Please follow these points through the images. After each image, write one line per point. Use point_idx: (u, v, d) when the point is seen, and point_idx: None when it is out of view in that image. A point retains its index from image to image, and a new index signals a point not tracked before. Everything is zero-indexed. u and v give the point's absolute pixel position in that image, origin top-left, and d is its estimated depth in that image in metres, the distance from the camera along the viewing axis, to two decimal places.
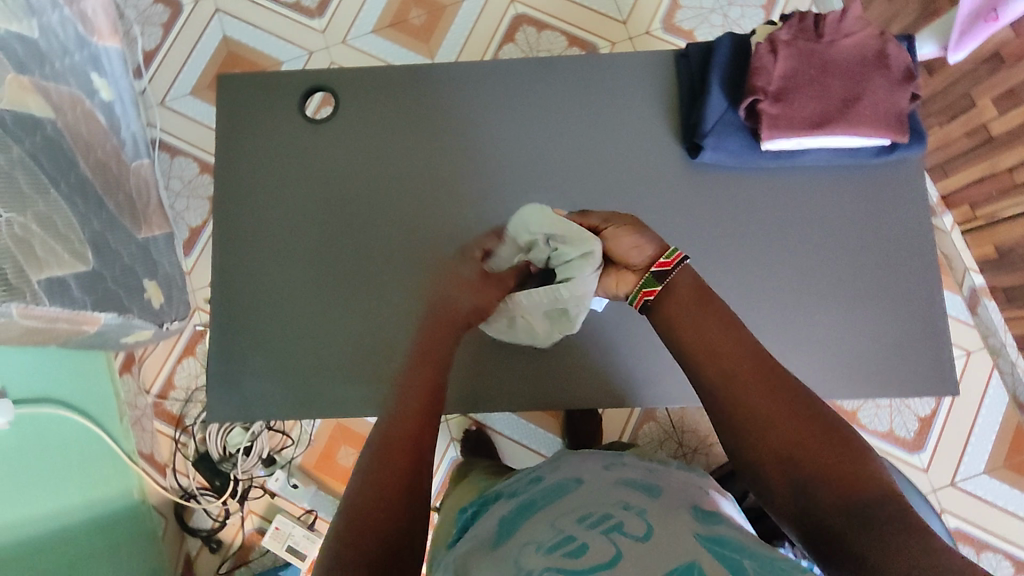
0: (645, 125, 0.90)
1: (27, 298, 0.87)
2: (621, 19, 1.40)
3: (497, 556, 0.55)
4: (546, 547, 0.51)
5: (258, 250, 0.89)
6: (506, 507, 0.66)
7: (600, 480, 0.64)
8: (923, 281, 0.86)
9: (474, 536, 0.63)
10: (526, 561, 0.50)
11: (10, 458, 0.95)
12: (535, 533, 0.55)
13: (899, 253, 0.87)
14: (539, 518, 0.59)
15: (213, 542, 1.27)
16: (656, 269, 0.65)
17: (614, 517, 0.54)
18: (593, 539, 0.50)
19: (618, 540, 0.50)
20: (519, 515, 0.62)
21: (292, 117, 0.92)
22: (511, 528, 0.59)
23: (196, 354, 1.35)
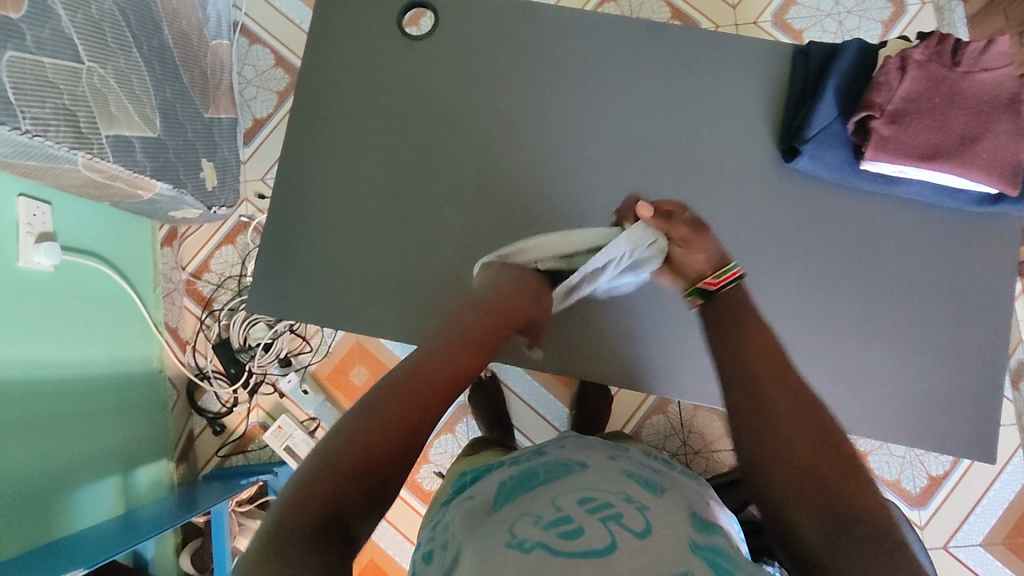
0: (737, 118, 0.86)
1: (93, 150, 0.89)
2: (731, 2, 1.34)
3: (491, 521, 0.54)
4: (544, 522, 0.50)
5: (324, 156, 0.89)
6: (506, 475, 0.66)
7: (604, 468, 0.62)
8: (983, 341, 0.83)
9: (470, 500, 0.63)
10: (519, 532, 0.50)
11: (49, 298, 0.98)
12: (532, 506, 0.54)
13: (965, 307, 0.83)
14: (539, 490, 0.58)
15: (217, 425, 1.28)
16: (701, 287, 0.70)
17: (614, 507, 0.52)
18: (592, 523, 0.49)
19: (615, 531, 0.48)
20: (519, 483, 0.61)
21: (385, 29, 0.90)
22: (509, 495, 0.59)
23: (235, 244, 1.34)
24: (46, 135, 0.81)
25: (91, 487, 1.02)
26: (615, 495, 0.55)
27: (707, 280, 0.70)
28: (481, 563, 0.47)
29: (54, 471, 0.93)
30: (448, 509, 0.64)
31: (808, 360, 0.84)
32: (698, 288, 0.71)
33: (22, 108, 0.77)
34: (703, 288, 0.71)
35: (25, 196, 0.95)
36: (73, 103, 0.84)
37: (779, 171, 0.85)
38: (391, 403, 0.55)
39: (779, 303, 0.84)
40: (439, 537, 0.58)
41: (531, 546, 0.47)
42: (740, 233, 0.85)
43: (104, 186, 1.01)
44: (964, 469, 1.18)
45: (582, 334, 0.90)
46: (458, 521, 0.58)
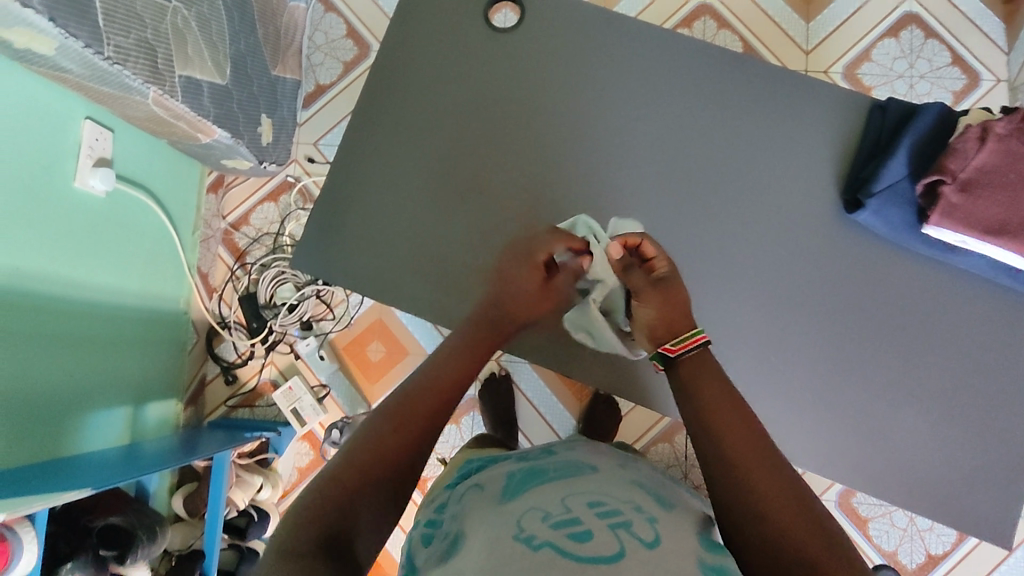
0: (803, 162, 0.86)
1: (166, 88, 0.91)
2: (805, 48, 1.34)
3: (498, 512, 0.55)
4: (552, 521, 0.50)
5: (387, 131, 0.90)
6: (514, 468, 0.66)
7: (614, 475, 0.62)
8: (1012, 426, 0.82)
9: (477, 489, 0.63)
10: (527, 528, 0.50)
11: (96, 223, 1.00)
12: (541, 503, 0.54)
13: (999, 389, 0.82)
14: (548, 488, 0.58)
15: (229, 375, 1.30)
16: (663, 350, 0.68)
17: (623, 514, 0.52)
18: (601, 529, 0.49)
19: (624, 538, 0.48)
20: (529, 478, 0.61)
21: (467, 18, 0.91)
22: (519, 488, 0.59)
23: (277, 202, 1.36)
24: (125, 64, 0.83)
25: (103, 414, 1.03)
26: (625, 503, 0.55)
27: (666, 345, 0.68)
28: (486, 553, 0.48)
29: (74, 393, 0.95)
30: (454, 495, 0.65)
31: (833, 412, 0.84)
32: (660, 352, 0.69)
33: (108, 35, 0.78)
34: (663, 352, 0.68)
35: (92, 120, 0.97)
36: (155, 38, 0.86)
37: (837, 221, 0.85)
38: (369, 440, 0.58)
39: (813, 350, 0.84)
40: (443, 523, 0.59)
41: (539, 542, 0.47)
42: (787, 275, 0.85)
43: (168, 124, 1.03)
44: (965, 552, 1.16)
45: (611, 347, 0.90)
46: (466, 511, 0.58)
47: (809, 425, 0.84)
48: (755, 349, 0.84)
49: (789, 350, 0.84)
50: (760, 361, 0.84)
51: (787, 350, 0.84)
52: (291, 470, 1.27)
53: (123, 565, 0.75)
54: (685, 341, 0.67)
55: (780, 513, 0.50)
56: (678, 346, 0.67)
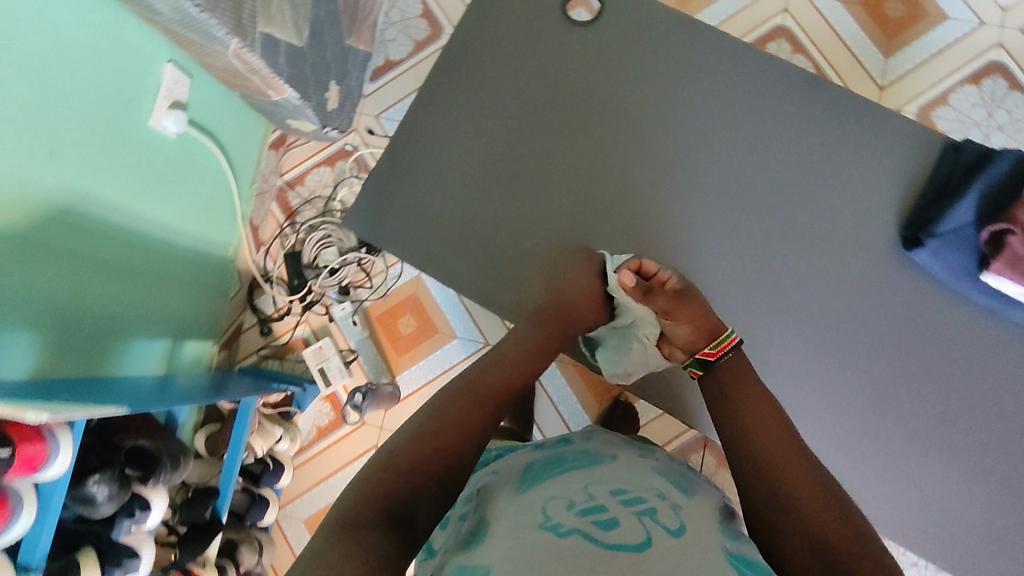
0: (863, 194, 0.85)
1: (246, 42, 0.94)
2: (880, 83, 1.31)
3: (520, 499, 0.56)
4: (577, 508, 0.52)
5: (452, 109, 0.91)
6: (532, 455, 0.67)
7: (633, 463, 0.64)
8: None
9: (495, 474, 0.64)
10: (553, 517, 0.51)
11: (163, 162, 1.04)
12: (564, 489, 0.56)
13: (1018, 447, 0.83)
14: (569, 476, 0.59)
15: (265, 326, 1.34)
16: (701, 356, 0.75)
17: (647, 501, 0.54)
18: (626, 517, 0.50)
19: (650, 528, 0.50)
20: (549, 465, 0.63)
21: (545, 10, 0.92)
22: (539, 475, 0.61)
23: (332, 167, 1.40)
24: (213, 13, 0.86)
25: (145, 343, 1.07)
26: (649, 491, 0.56)
27: (706, 350, 0.75)
28: (512, 543, 0.49)
29: (119, 320, 0.99)
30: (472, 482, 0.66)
31: (850, 445, 0.84)
32: (698, 357, 0.75)
33: None
34: (702, 358, 0.75)
35: (173, 64, 1.01)
36: None
37: (886, 257, 0.84)
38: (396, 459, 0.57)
39: (842, 381, 0.84)
40: (459, 508, 0.60)
41: (566, 530, 0.49)
42: (827, 303, 0.85)
43: (243, 77, 1.06)
44: None
45: None
46: (485, 495, 0.59)
47: (825, 455, 0.84)
48: (785, 373, 0.84)
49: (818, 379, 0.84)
50: (789, 386, 0.84)
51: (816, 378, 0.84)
52: (310, 427, 1.30)
53: (145, 487, 0.79)
54: (720, 344, 0.74)
55: (809, 506, 0.55)
56: (717, 349, 0.74)
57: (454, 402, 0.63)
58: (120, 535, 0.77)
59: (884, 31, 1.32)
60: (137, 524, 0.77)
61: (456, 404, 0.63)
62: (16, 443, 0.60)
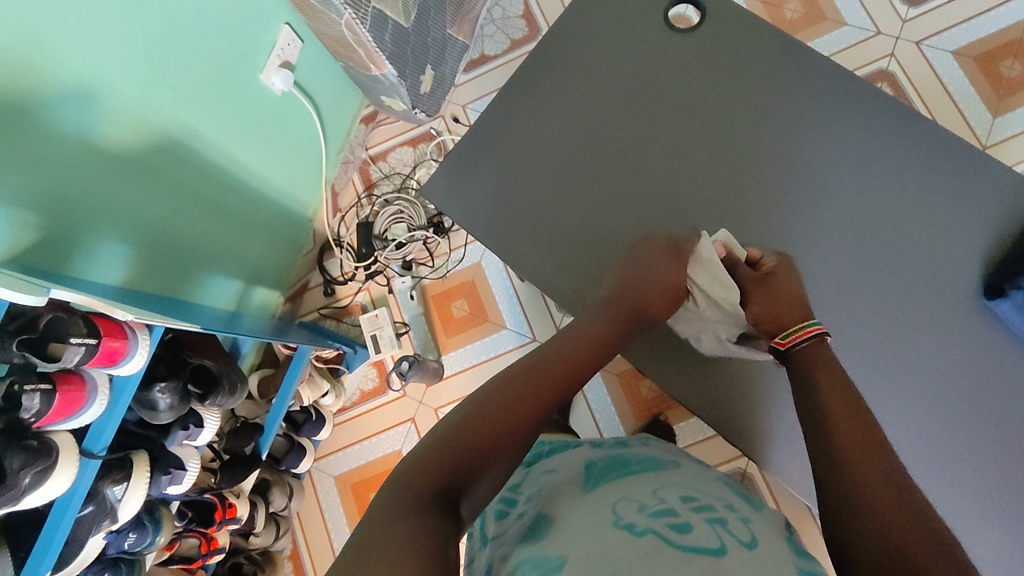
0: (946, 240, 0.82)
1: (360, 13, 1.00)
2: (984, 141, 1.26)
3: (587, 498, 0.57)
4: (649, 511, 0.52)
5: (541, 101, 0.95)
6: (593, 456, 0.68)
7: (697, 473, 0.64)
8: None
9: (557, 474, 0.66)
10: (624, 516, 0.51)
11: (264, 116, 1.11)
12: (632, 492, 0.56)
13: None
14: (635, 480, 0.60)
15: (329, 288, 1.41)
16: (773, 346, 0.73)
17: (718, 511, 0.53)
18: (699, 523, 0.50)
19: (724, 537, 0.48)
20: (614, 469, 0.64)
21: (646, 17, 0.94)
22: (603, 477, 0.62)
23: (416, 148, 1.46)
24: None
25: (221, 280, 1.14)
26: (717, 500, 0.56)
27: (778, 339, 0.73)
28: (584, 534, 0.50)
29: (202, 257, 1.06)
30: (530, 478, 0.68)
31: None
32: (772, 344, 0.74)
33: None
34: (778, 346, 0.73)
35: (289, 27, 1.08)
36: None
37: (966, 306, 0.81)
38: (416, 466, 0.55)
39: (901, 427, 0.80)
40: (519, 505, 0.63)
41: (641, 530, 0.49)
42: (895, 345, 0.82)
43: (349, 48, 1.12)
44: None
45: None
46: (549, 493, 0.62)
47: None
48: None
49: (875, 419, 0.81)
50: None
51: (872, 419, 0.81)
52: (355, 389, 1.36)
53: (202, 405, 0.85)
54: (795, 333, 0.71)
55: (874, 496, 0.49)
56: (786, 341, 0.71)
57: (499, 387, 0.62)
58: (172, 444, 0.83)
59: (996, 91, 1.26)
60: (189, 438, 0.84)
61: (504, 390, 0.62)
62: (102, 336, 0.66)
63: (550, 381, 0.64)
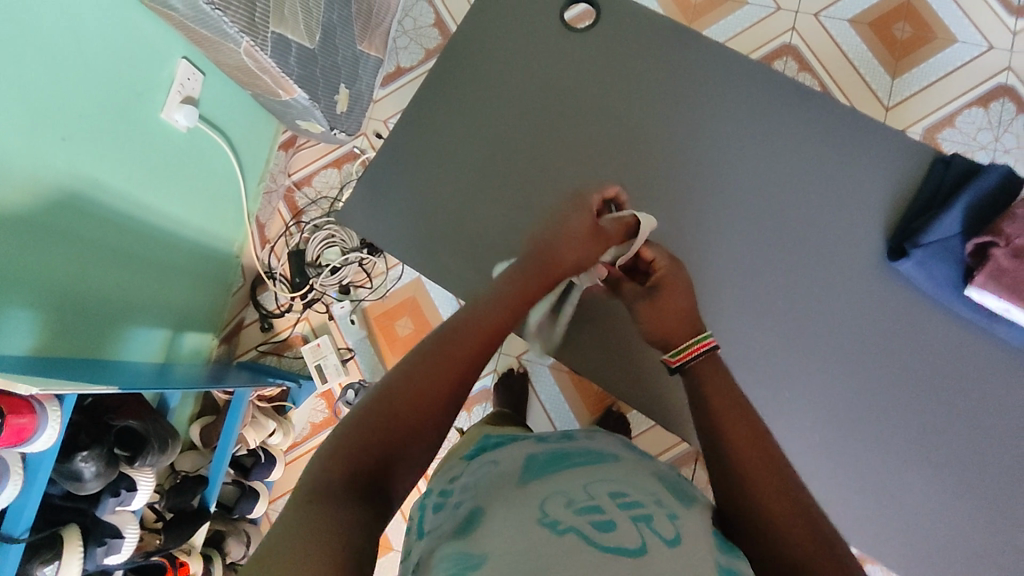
0: (853, 207, 0.85)
1: (258, 41, 0.96)
2: (886, 103, 1.31)
3: (520, 492, 0.57)
4: (576, 507, 0.51)
5: (451, 112, 0.94)
6: (535, 449, 0.68)
7: (637, 467, 0.64)
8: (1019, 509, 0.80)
9: (497, 467, 0.65)
10: (551, 513, 0.51)
11: (171, 154, 1.06)
12: (565, 487, 0.56)
13: (1013, 469, 0.80)
14: (570, 472, 0.59)
15: (266, 322, 1.37)
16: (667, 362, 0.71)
17: (646, 506, 0.53)
18: (624, 521, 0.49)
19: (647, 534, 0.48)
20: (553, 461, 0.63)
21: (547, 19, 0.94)
22: (542, 470, 0.61)
23: (340, 169, 1.43)
24: (226, 12, 0.88)
25: (144, 332, 1.09)
26: (648, 496, 0.55)
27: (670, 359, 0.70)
28: (513, 532, 0.49)
29: (120, 308, 1.01)
30: (471, 470, 0.67)
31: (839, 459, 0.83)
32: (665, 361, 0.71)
33: None
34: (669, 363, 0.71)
35: (186, 61, 1.04)
36: None
37: (878, 269, 0.84)
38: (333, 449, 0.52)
39: (832, 394, 0.84)
40: (455, 497, 0.62)
41: (564, 529, 0.48)
42: (817, 315, 0.85)
43: (253, 76, 1.09)
44: None
45: (626, 353, 0.92)
46: (486, 486, 0.61)
47: (811, 470, 0.83)
48: (774, 382, 0.84)
49: (808, 390, 0.84)
50: (772, 394, 0.84)
51: (804, 391, 0.84)
52: (304, 424, 1.32)
53: (132, 468, 0.82)
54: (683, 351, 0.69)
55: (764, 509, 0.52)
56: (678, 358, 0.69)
57: (395, 379, 0.58)
58: (104, 512, 0.79)
59: (890, 53, 1.32)
60: (122, 503, 0.81)
61: (410, 375, 0.58)
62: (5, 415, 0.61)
63: (459, 357, 0.60)
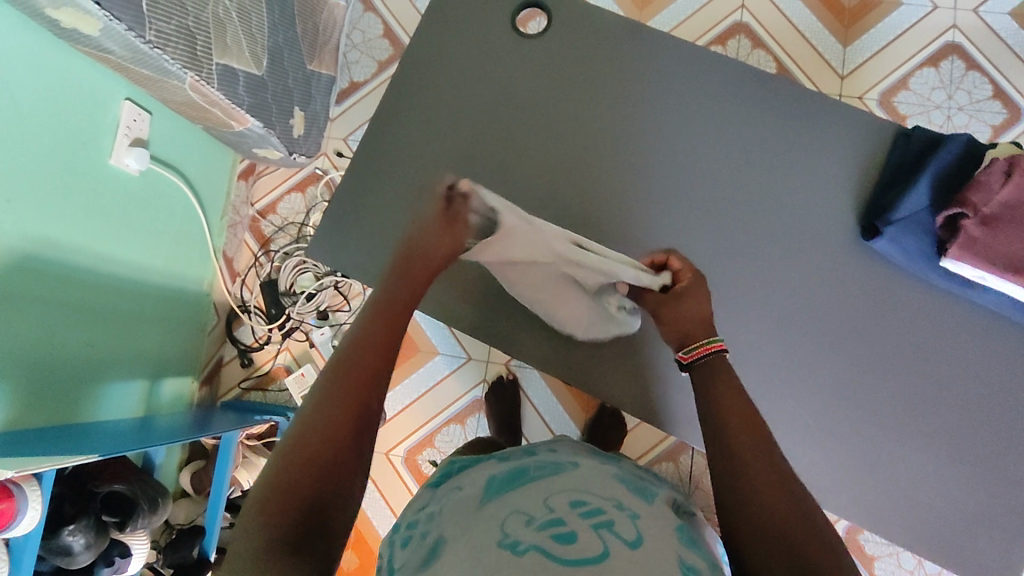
0: (821, 187, 0.86)
1: (203, 74, 0.93)
2: (841, 72, 1.32)
3: (482, 514, 0.56)
4: (536, 524, 0.51)
5: (412, 131, 0.92)
6: (497, 468, 0.67)
7: (596, 471, 0.64)
8: (1012, 465, 0.82)
9: (461, 491, 0.65)
10: (512, 533, 0.50)
11: (126, 200, 1.03)
12: (524, 503, 0.56)
13: (1001, 427, 0.82)
14: (530, 488, 0.59)
15: (246, 357, 1.34)
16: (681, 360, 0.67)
17: (606, 513, 0.53)
18: (584, 529, 0.50)
19: (607, 540, 0.49)
20: (513, 478, 0.63)
21: (498, 27, 0.92)
22: (503, 488, 0.61)
23: (304, 193, 1.40)
24: (165, 49, 0.85)
25: (119, 386, 1.06)
26: (607, 502, 0.56)
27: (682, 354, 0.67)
28: (475, 560, 0.48)
29: (91, 365, 0.98)
30: (436, 498, 0.67)
31: (834, 438, 0.84)
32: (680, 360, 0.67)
33: (150, 20, 0.81)
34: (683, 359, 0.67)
35: (131, 101, 1.00)
36: (195, 26, 0.88)
37: (851, 246, 0.85)
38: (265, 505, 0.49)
39: (818, 375, 0.85)
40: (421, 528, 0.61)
41: (524, 548, 0.48)
42: (797, 298, 0.85)
43: (203, 110, 1.06)
44: None
45: (618, 357, 0.91)
46: (448, 510, 0.61)
47: (807, 451, 0.84)
48: (765, 370, 0.85)
49: (795, 373, 0.85)
50: (763, 382, 0.85)
51: (792, 374, 0.85)
52: None
53: (123, 533, 0.80)
54: (700, 348, 0.65)
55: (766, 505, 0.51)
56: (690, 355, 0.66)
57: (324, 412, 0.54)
58: None
59: (840, 22, 1.33)
60: (117, 572, 0.78)
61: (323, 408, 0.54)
62: None
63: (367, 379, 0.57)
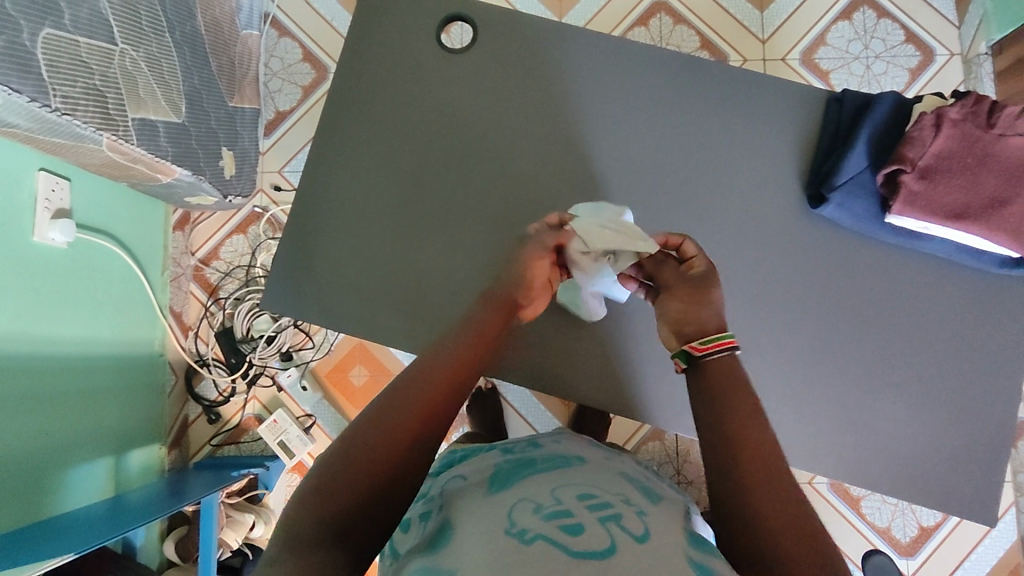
0: (762, 160, 0.88)
1: (119, 133, 0.89)
2: (761, 37, 1.35)
3: (488, 502, 0.56)
4: (544, 513, 0.51)
5: (350, 160, 0.90)
6: (501, 459, 0.67)
7: (603, 468, 0.64)
8: (978, 398, 0.85)
9: (464, 480, 0.65)
10: (518, 521, 0.50)
11: (58, 274, 0.97)
12: (531, 493, 0.56)
13: (963, 363, 0.85)
14: (537, 479, 0.59)
15: (212, 413, 1.29)
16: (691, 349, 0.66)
17: (615, 506, 0.53)
18: (593, 521, 0.49)
19: (615, 533, 0.48)
20: (519, 469, 0.63)
21: (421, 44, 0.90)
22: (508, 478, 0.61)
23: (246, 233, 1.34)
24: (74, 114, 0.80)
25: (84, 467, 1.01)
26: (616, 496, 0.56)
27: (694, 344, 0.66)
28: (481, 547, 0.48)
29: (49, 453, 0.93)
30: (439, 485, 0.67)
31: (811, 400, 0.86)
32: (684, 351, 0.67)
33: (54, 86, 0.76)
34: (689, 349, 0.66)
35: (46, 171, 0.95)
36: (103, 84, 0.83)
37: (799, 212, 0.87)
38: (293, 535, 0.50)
39: (787, 342, 0.86)
40: (425, 515, 0.61)
41: (531, 536, 0.48)
42: (757, 271, 0.86)
43: (126, 168, 1.00)
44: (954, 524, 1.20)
45: (594, 356, 0.89)
46: (452, 497, 0.61)
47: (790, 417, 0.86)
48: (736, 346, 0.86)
49: (765, 344, 0.86)
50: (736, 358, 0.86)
51: (763, 345, 0.86)
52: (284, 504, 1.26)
53: None
54: (714, 342, 0.65)
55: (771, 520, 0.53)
56: (707, 345, 0.65)
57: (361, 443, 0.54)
58: None
59: None
60: None
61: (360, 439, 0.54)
62: None
63: (416, 410, 0.57)
